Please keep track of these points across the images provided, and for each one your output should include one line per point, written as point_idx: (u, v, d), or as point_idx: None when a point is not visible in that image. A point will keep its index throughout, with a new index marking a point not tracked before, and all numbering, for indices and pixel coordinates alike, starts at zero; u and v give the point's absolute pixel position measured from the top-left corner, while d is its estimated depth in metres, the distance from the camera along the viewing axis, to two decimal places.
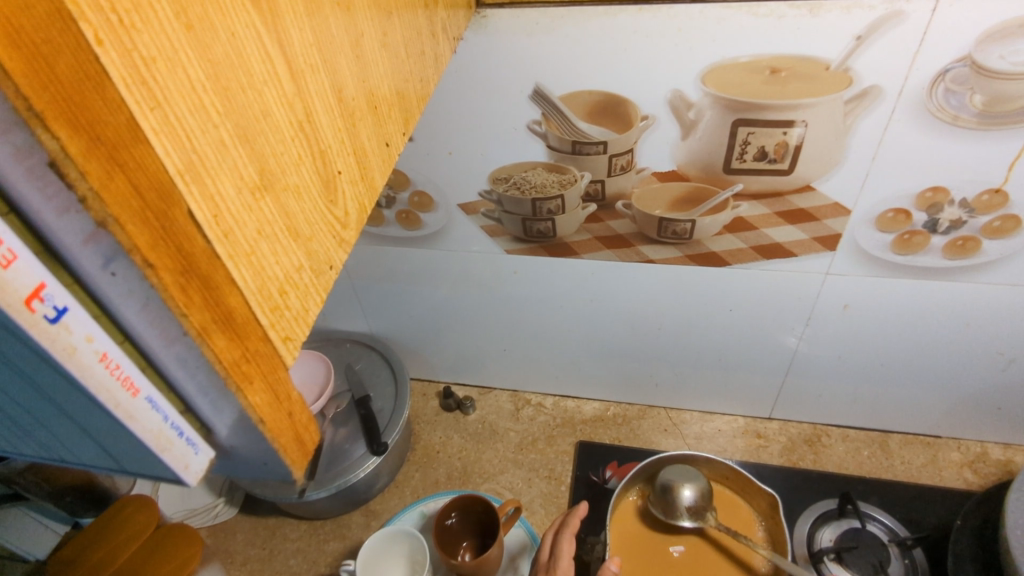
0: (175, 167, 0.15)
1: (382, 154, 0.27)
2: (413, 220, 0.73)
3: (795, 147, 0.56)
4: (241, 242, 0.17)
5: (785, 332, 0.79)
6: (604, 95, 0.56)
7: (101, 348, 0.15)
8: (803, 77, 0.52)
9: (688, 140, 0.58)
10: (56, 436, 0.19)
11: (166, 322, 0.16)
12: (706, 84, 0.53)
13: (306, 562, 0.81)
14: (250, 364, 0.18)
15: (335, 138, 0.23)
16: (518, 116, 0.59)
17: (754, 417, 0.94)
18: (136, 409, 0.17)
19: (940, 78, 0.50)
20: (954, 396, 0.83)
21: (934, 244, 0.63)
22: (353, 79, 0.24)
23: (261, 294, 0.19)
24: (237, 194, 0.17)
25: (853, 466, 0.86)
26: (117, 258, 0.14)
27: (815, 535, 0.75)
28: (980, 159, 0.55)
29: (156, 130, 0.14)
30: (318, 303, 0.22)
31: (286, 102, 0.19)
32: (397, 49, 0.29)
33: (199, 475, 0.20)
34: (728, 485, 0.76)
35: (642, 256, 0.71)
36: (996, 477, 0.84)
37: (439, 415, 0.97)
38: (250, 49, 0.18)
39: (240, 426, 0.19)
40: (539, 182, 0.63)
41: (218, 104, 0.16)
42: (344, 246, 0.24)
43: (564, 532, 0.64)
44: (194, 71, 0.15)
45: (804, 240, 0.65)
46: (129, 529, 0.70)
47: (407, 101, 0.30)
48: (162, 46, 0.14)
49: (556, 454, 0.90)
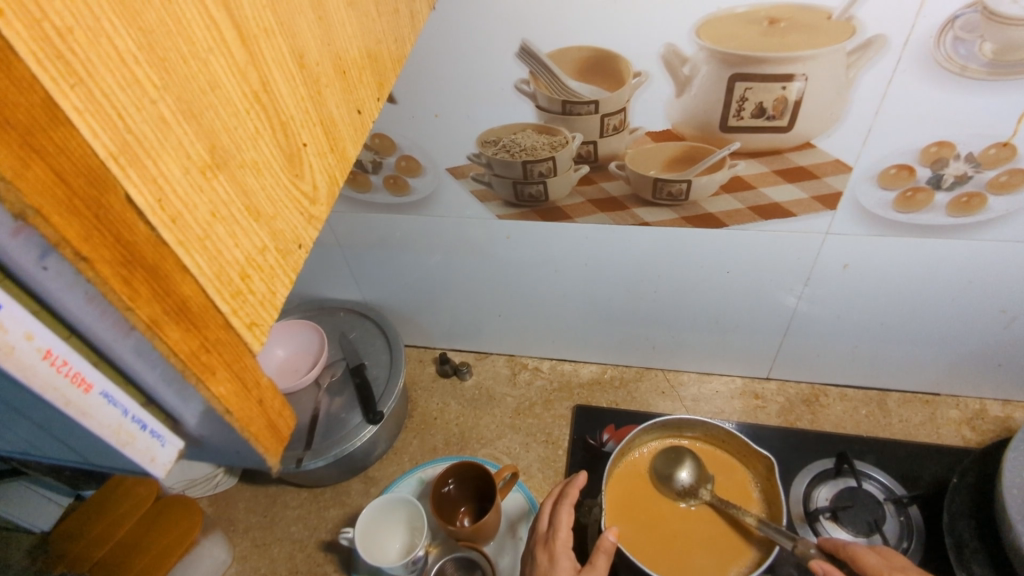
0: (105, 150, 0.14)
1: (353, 122, 0.26)
2: (401, 185, 0.71)
3: (795, 102, 0.53)
4: (193, 227, 0.16)
5: (784, 293, 0.78)
6: (594, 52, 0.54)
7: (44, 346, 0.14)
8: (802, 28, 0.49)
9: (682, 97, 0.56)
10: (15, 433, 0.19)
11: (113, 314, 0.15)
12: (701, 37, 0.51)
13: (307, 529, 0.83)
14: (211, 354, 0.17)
15: (298, 108, 0.21)
16: (506, 76, 0.56)
17: (752, 377, 0.94)
18: (90, 405, 0.16)
19: (949, 25, 0.48)
20: (954, 355, 0.82)
21: (937, 201, 0.61)
22: (316, 43, 0.23)
23: (220, 280, 0.17)
24: (184, 175, 0.16)
25: (850, 424, 0.86)
26: (49, 252, 0.13)
27: (811, 493, 0.76)
28: (988, 111, 0.52)
29: (80, 109, 0.13)
30: (287, 285, 0.21)
31: (238, 72, 0.18)
32: (367, 9, 0.27)
33: (168, 467, 0.19)
34: (724, 447, 0.76)
35: (637, 219, 0.70)
36: (994, 433, 0.84)
37: (437, 381, 0.98)
38: (190, 13, 0.16)
39: (208, 417, 0.18)
40: (529, 144, 0.62)
41: (155, 76, 0.15)
42: (314, 223, 0.23)
43: (563, 501, 0.64)
44: (122, 41, 0.14)
45: (804, 199, 0.63)
46: (129, 502, 0.73)
47: (381, 64, 0.29)
48: (79, 14, 0.13)
49: (554, 417, 0.91)
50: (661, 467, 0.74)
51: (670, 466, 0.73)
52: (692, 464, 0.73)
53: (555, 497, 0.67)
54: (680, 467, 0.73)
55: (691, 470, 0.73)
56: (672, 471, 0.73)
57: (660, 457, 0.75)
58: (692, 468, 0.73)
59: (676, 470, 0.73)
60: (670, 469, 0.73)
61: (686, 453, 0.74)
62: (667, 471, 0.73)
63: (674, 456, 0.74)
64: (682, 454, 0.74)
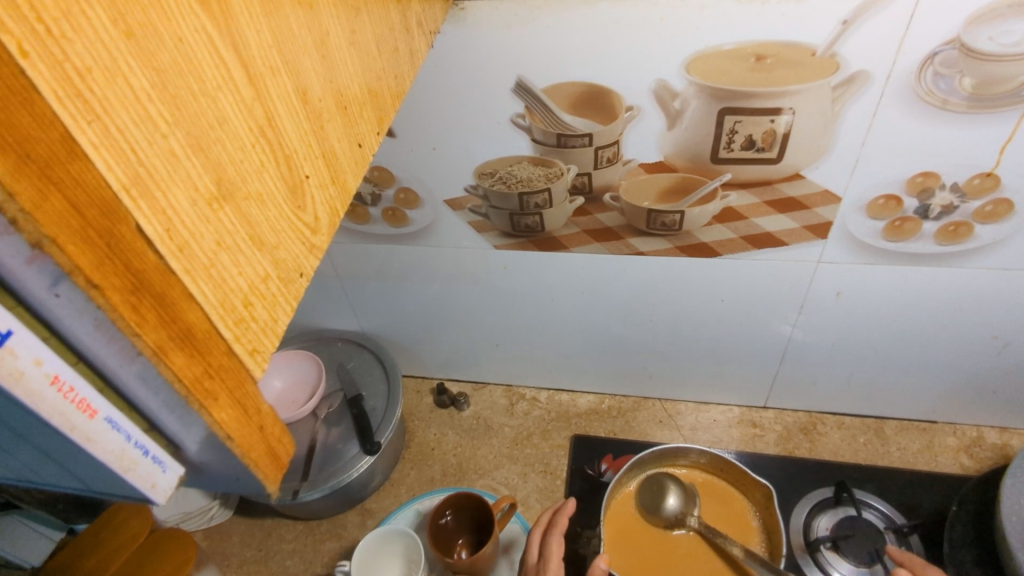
0: (119, 182, 0.14)
1: (354, 155, 0.27)
2: (399, 217, 0.72)
3: (783, 135, 0.55)
4: (199, 256, 0.17)
5: (779, 321, 0.78)
6: (588, 87, 0.55)
7: (52, 371, 0.15)
8: (788, 64, 0.51)
9: (675, 130, 0.57)
10: (19, 460, 0.19)
11: (120, 341, 0.15)
12: (691, 73, 0.53)
13: (303, 563, 0.81)
14: (213, 380, 0.18)
15: (301, 142, 0.22)
16: (502, 110, 0.58)
17: (749, 406, 0.94)
18: (94, 431, 0.16)
19: (929, 61, 0.49)
20: (949, 382, 0.82)
21: (925, 229, 0.62)
22: (319, 80, 0.23)
23: (224, 307, 0.18)
24: (192, 207, 0.17)
25: (849, 453, 0.86)
26: (62, 279, 0.14)
27: (812, 523, 0.75)
28: (971, 142, 0.54)
29: (96, 144, 0.14)
30: (288, 312, 0.21)
31: (245, 108, 0.19)
32: (368, 47, 0.28)
33: (168, 493, 0.19)
34: (723, 477, 0.75)
35: (632, 249, 0.71)
36: (993, 461, 0.84)
37: (434, 411, 0.97)
38: (201, 54, 0.17)
39: (209, 443, 0.18)
40: (526, 175, 0.63)
41: (167, 112, 0.16)
42: (315, 252, 0.23)
43: (552, 531, 0.64)
44: (137, 79, 0.15)
45: (795, 228, 0.64)
46: (124, 533, 0.72)
47: (381, 99, 0.30)
48: (98, 55, 0.14)
49: (552, 448, 0.90)
50: (648, 497, 0.73)
51: (656, 496, 0.73)
52: (678, 489, 0.73)
53: (544, 526, 0.66)
54: (666, 495, 0.73)
55: (677, 495, 0.72)
56: (658, 501, 0.72)
57: (647, 487, 0.74)
58: (678, 493, 0.73)
59: (663, 498, 0.72)
60: (657, 498, 0.73)
61: (669, 479, 0.74)
62: (653, 502, 0.73)
63: (657, 485, 0.74)
64: (665, 481, 0.74)
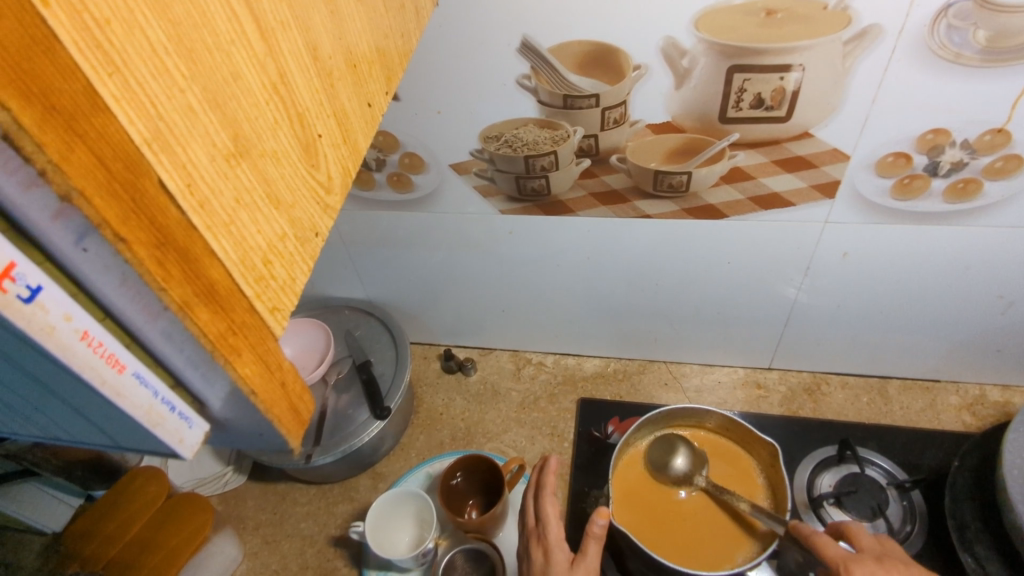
0: (140, 136, 0.14)
1: (364, 115, 0.26)
2: (405, 182, 0.72)
3: (793, 92, 0.54)
4: (219, 213, 0.17)
5: (785, 283, 0.79)
6: (595, 46, 0.54)
7: (81, 327, 0.15)
8: (799, 19, 0.50)
9: (682, 90, 0.56)
10: (50, 417, 0.19)
11: (146, 296, 0.16)
12: (699, 29, 0.52)
13: (317, 525, 0.83)
14: (237, 336, 0.18)
15: (312, 100, 0.22)
16: (507, 72, 0.57)
17: (754, 368, 0.95)
18: (124, 385, 0.16)
19: (943, 14, 0.48)
20: (953, 341, 0.83)
21: (934, 187, 0.62)
22: (329, 38, 0.23)
23: (244, 265, 0.18)
24: (211, 162, 0.17)
25: (852, 412, 0.87)
26: (88, 234, 0.14)
27: (815, 480, 0.77)
28: (982, 98, 0.53)
29: (117, 96, 0.14)
30: (306, 271, 0.21)
31: (257, 64, 0.19)
32: (376, 5, 0.28)
33: (194, 448, 0.20)
34: (729, 436, 0.77)
35: (638, 212, 0.70)
36: (994, 418, 0.85)
37: (441, 377, 0.98)
38: (213, 8, 0.17)
39: (234, 398, 0.19)
40: (531, 138, 0.62)
41: (183, 66, 0.15)
42: (329, 212, 0.23)
43: (546, 493, 0.65)
44: (153, 32, 0.15)
45: (803, 188, 0.64)
46: (141, 499, 0.73)
47: (389, 58, 0.29)
48: (116, 7, 0.13)
49: (558, 411, 0.91)
50: (656, 457, 0.75)
51: (666, 456, 0.74)
52: (687, 450, 0.74)
53: (535, 488, 0.67)
54: (674, 454, 0.74)
55: (687, 456, 0.74)
56: (667, 460, 0.74)
57: (656, 448, 0.75)
58: (687, 454, 0.74)
59: (672, 458, 0.74)
60: (665, 457, 0.74)
61: (678, 440, 0.75)
62: (661, 462, 0.74)
63: (666, 446, 0.75)
64: (675, 442, 0.75)
